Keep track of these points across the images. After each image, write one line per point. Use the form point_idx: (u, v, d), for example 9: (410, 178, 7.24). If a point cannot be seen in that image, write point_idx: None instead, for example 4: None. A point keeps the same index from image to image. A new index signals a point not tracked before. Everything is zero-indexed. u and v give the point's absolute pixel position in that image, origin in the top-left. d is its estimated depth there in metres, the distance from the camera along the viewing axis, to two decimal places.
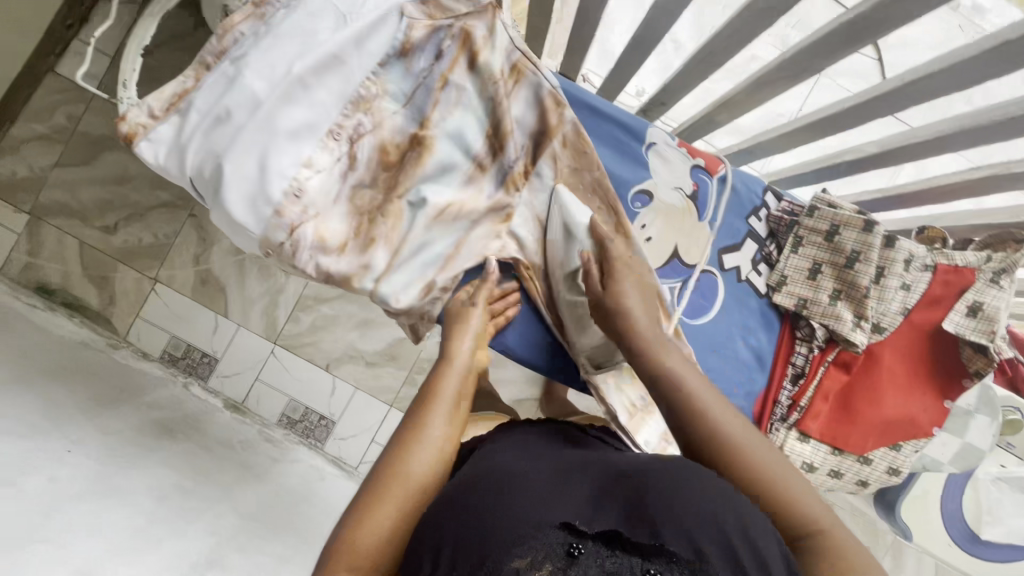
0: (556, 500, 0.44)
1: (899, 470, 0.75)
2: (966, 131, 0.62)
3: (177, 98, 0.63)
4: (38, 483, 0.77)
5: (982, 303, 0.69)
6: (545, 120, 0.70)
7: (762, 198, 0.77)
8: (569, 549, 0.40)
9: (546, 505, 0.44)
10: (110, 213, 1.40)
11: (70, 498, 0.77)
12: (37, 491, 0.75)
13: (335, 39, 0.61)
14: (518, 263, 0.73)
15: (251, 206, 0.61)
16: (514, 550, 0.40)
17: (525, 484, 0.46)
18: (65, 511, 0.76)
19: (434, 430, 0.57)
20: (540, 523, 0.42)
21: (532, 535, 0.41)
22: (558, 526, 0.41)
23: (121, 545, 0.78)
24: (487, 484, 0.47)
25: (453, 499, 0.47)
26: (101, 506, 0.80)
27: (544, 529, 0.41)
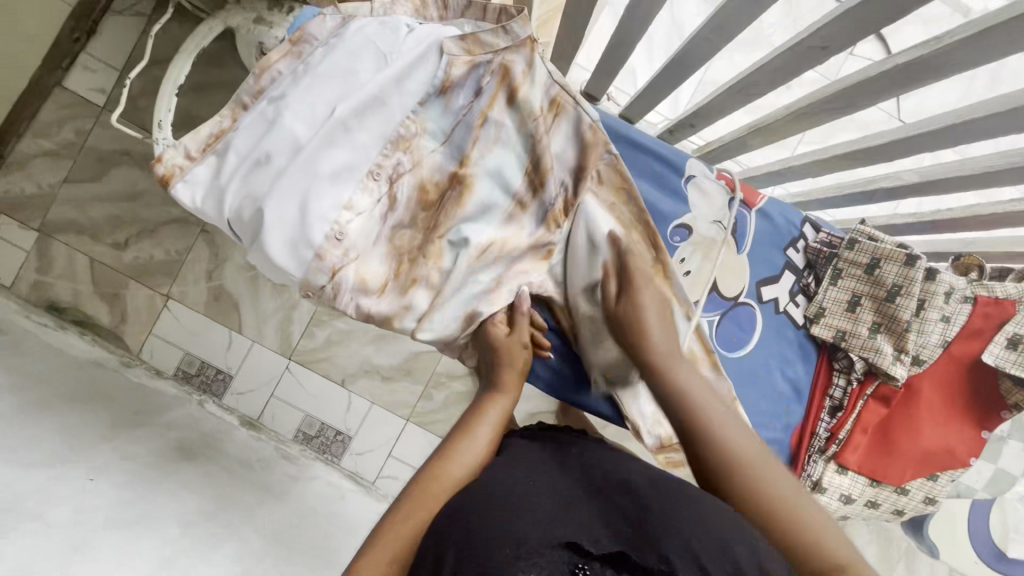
0: (565, 521, 0.46)
1: (936, 500, 0.74)
2: (1017, 168, 0.62)
3: (214, 139, 0.61)
4: (66, 518, 0.75)
5: (1023, 336, 0.69)
6: (586, 155, 0.66)
7: (801, 228, 0.77)
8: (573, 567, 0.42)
9: (553, 525, 0.45)
10: (120, 229, 1.38)
11: (96, 531, 0.76)
12: (63, 524, 0.74)
13: (377, 81, 0.61)
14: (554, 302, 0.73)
15: (292, 250, 0.60)
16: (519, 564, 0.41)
17: (532, 503, 0.48)
18: (93, 544, 0.75)
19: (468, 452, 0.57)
20: (546, 540, 0.43)
21: (536, 552, 0.42)
22: (560, 544, 0.43)
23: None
24: (494, 499, 0.48)
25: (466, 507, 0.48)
26: (127, 537, 0.79)
27: (549, 548, 0.42)
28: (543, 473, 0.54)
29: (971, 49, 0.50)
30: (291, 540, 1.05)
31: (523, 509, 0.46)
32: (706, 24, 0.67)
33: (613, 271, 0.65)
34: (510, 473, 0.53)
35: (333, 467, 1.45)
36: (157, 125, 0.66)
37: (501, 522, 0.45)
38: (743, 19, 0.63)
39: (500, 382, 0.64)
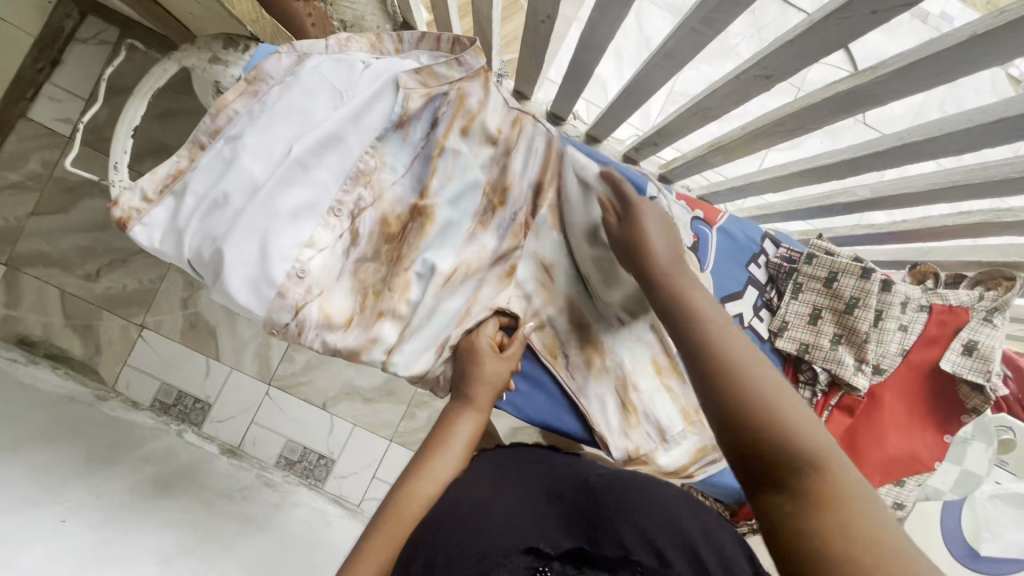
0: (528, 525, 0.48)
1: (904, 505, 0.76)
2: (958, 186, 0.64)
3: (171, 179, 0.61)
4: (39, 563, 0.74)
5: (977, 342, 0.71)
6: (546, 172, 0.70)
7: (761, 245, 0.79)
8: (532, 569, 0.43)
9: (514, 532, 0.47)
10: (92, 260, 1.37)
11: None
12: (34, 570, 0.73)
13: (333, 118, 0.61)
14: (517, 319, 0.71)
15: (253, 289, 0.60)
16: None
17: (491, 514, 0.49)
18: None
19: (433, 474, 0.58)
20: (507, 551, 0.44)
21: (499, 562, 0.43)
22: (522, 549, 0.44)
23: None
24: (459, 518, 0.50)
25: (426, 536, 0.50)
26: None
27: (511, 554, 0.44)
28: (511, 472, 0.58)
29: (908, 76, 0.51)
30: (274, 569, 1.04)
31: (482, 524, 0.48)
32: (657, 53, 0.69)
33: (611, 204, 0.64)
34: (479, 480, 0.57)
35: (315, 492, 1.44)
36: (113, 166, 0.63)
37: (466, 543, 0.46)
38: (691, 48, 0.64)
39: (473, 399, 0.64)
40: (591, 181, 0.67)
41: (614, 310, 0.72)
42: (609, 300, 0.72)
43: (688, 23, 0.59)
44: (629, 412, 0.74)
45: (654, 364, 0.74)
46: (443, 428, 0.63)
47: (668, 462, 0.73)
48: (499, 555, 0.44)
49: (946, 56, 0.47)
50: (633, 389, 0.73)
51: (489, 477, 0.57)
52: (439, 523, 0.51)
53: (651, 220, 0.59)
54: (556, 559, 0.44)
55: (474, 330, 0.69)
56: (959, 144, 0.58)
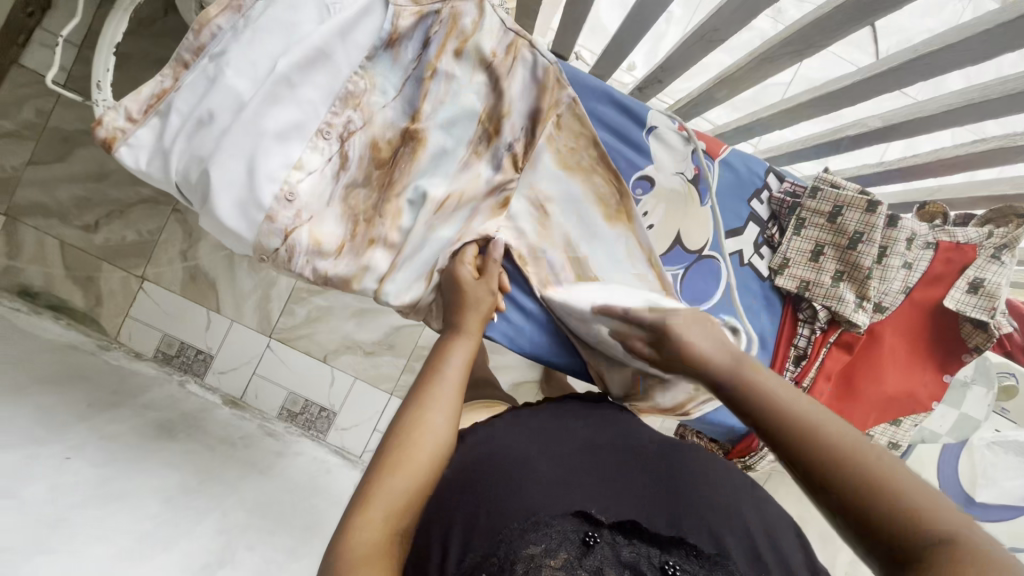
0: (570, 491, 0.50)
1: (899, 445, 0.77)
2: (973, 106, 0.61)
3: (155, 99, 0.60)
4: (42, 495, 0.76)
5: (983, 279, 0.69)
6: (542, 98, 0.67)
7: (764, 179, 0.75)
8: (585, 538, 0.46)
9: (557, 495, 0.49)
10: (90, 211, 1.37)
11: (74, 507, 0.77)
12: (39, 501, 0.75)
13: (319, 32, 0.58)
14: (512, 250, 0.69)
15: (241, 212, 0.59)
16: (530, 537, 0.45)
17: (535, 472, 0.51)
18: (72, 520, 0.76)
19: (440, 405, 0.55)
20: (555, 513, 0.47)
21: (546, 523, 0.46)
22: (571, 515, 0.47)
23: (129, 550, 0.78)
24: (503, 472, 0.51)
25: (468, 482, 0.51)
26: (107, 511, 0.80)
27: (558, 519, 0.46)
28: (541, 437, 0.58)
29: None
30: (275, 512, 1.07)
31: (530, 481, 0.50)
32: None
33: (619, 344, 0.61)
34: (510, 441, 0.56)
35: (318, 443, 1.46)
36: (95, 85, 0.61)
37: (510, 498, 0.49)
38: None
39: (464, 325, 0.62)
40: (587, 317, 0.64)
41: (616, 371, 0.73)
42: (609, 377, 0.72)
43: None
44: None
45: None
46: (436, 357, 0.59)
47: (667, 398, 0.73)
48: (549, 515, 0.46)
49: None
50: None
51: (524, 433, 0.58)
52: (480, 475, 0.52)
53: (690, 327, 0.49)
54: (607, 526, 0.47)
55: (456, 255, 0.66)
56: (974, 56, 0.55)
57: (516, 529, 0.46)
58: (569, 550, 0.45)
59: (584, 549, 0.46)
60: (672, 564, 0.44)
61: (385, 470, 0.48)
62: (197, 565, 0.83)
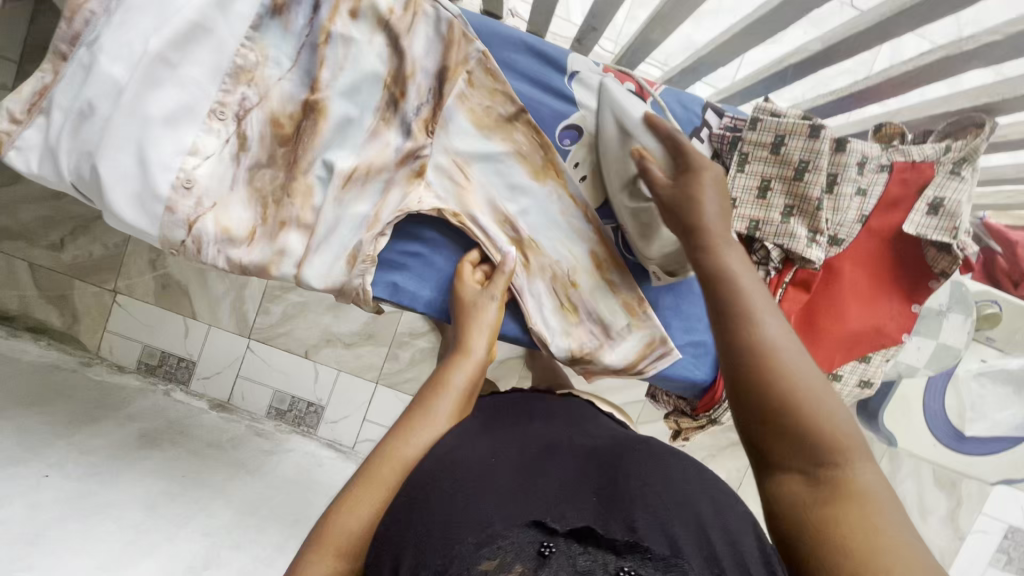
0: (528, 497, 0.42)
1: (871, 382, 0.73)
2: (909, 10, 0.56)
3: (38, 97, 0.58)
4: (19, 513, 0.76)
5: (943, 198, 0.65)
6: (449, 54, 0.63)
7: (702, 116, 0.70)
8: (541, 548, 0.38)
9: (514, 504, 0.42)
10: (54, 229, 1.37)
11: (52, 523, 0.77)
12: (14, 521, 0.75)
13: (192, 4, 0.55)
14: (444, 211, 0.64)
15: (140, 205, 0.57)
16: (482, 552, 0.38)
17: (487, 476, 0.44)
18: (49, 536, 0.76)
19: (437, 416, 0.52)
20: (511, 522, 0.40)
21: (500, 535, 0.39)
22: (528, 524, 0.40)
23: (109, 559, 0.78)
24: (445, 476, 0.44)
25: (410, 488, 0.44)
26: (87, 523, 0.80)
27: (514, 530, 0.39)
28: (500, 435, 0.52)
29: None
30: (266, 509, 1.07)
31: (479, 487, 0.43)
32: None
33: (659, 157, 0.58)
34: (463, 439, 0.49)
35: (309, 438, 1.46)
36: None
37: (457, 511, 0.41)
38: None
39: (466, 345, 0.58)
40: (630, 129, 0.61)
41: (652, 265, 0.70)
42: (647, 255, 0.68)
43: None
44: (568, 312, 0.70)
45: (591, 260, 0.71)
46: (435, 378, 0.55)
47: (617, 359, 0.71)
48: (503, 526, 0.39)
49: None
50: (573, 287, 0.70)
51: (475, 430, 0.52)
52: (428, 481, 0.44)
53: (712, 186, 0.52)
54: (563, 535, 0.40)
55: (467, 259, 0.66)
56: None
57: (463, 546, 0.38)
58: (523, 562, 0.37)
59: (541, 560, 0.38)
60: (628, 570, 0.37)
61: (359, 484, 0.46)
62: (183, 567, 0.83)
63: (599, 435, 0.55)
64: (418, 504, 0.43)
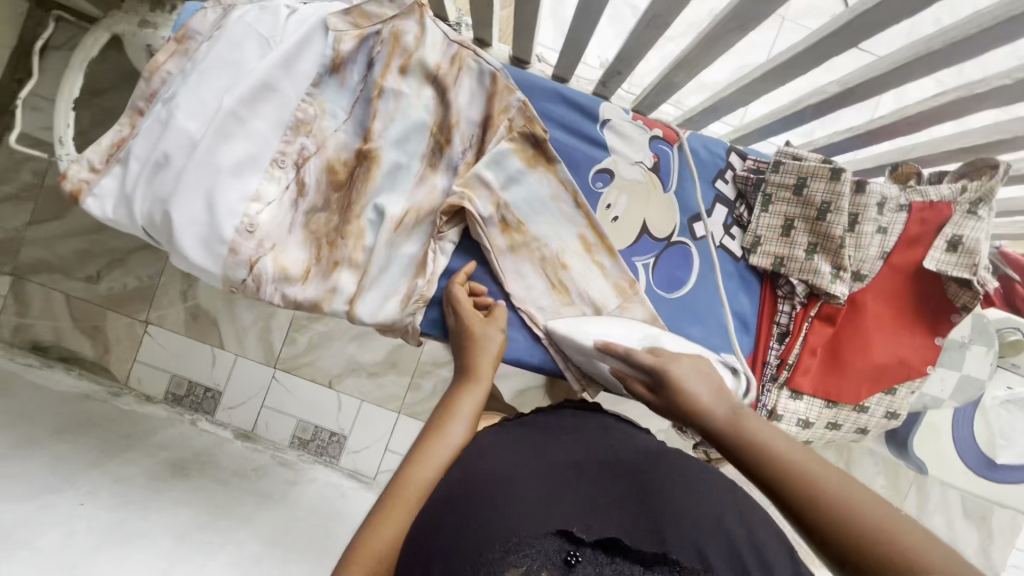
0: (553, 508, 0.47)
1: (897, 415, 0.75)
2: (922, 58, 0.60)
3: (115, 148, 0.63)
4: (58, 541, 0.78)
5: (961, 236, 0.68)
6: (491, 105, 0.67)
7: (726, 159, 0.74)
8: (566, 557, 0.44)
9: (542, 514, 0.46)
10: (92, 262, 1.42)
11: (88, 552, 0.78)
12: (53, 549, 0.76)
13: (262, 66, 0.60)
14: (454, 275, 0.69)
15: (207, 248, 0.61)
16: (510, 559, 0.42)
17: (518, 485, 0.49)
18: (85, 565, 0.77)
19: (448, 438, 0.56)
20: (540, 531, 0.44)
21: (525, 542, 0.43)
22: (553, 534, 0.44)
23: None
24: (483, 486, 0.49)
25: (452, 496, 0.49)
26: (122, 552, 0.81)
27: (542, 539, 0.44)
28: (525, 444, 0.56)
29: None
30: (290, 540, 1.07)
31: (508, 496, 0.47)
32: None
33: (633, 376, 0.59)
34: (494, 454, 0.54)
35: (331, 468, 1.47)
36: (57, 140, 0.64)
37: (490, 518, 0.45)
38: None
39: (475, 373, 0.62)
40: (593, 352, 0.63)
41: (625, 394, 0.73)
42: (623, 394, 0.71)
43: None
44: (563, 294, 0.71)
45: (581, 242, 0.71)
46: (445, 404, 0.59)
47: None
48: (531, 534, 0.44)
49: None
50: (562, 268, 0.70)
51: (506, 443, 0.56)
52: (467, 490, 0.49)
53: (696, 386, 0.52)
54: (588, 544, 0.45)
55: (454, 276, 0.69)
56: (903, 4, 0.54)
57: (495, 550, 0.43)
58: (550, 569, 0.43)
59: (567, 568, 0.43)
60: None
61: (388, 508, 0.50)
62: None
63: (623, 439, 0.59)
64: (456, 509, 0.47)
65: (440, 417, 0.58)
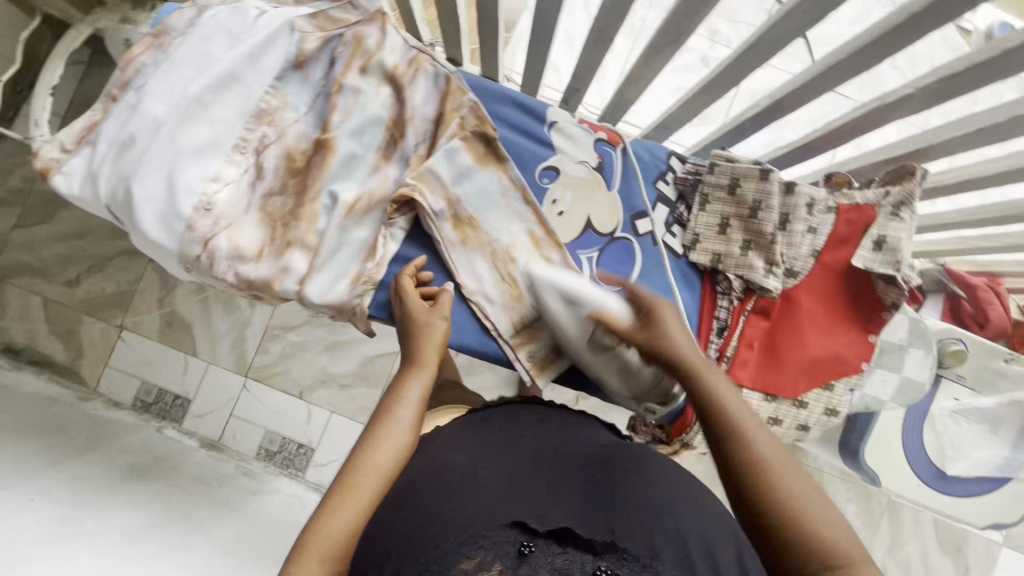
0: (506, 503, 0.46)
1: (836, 411, 0.76)
2: (832, 68, 0.66)
3: (87, 131, 0.67)
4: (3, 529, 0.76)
5: (886, 236, 0.72)
6: (444, 104, 0.72)
7: (667, 163, 0.79)
8: (520, 548, 0.41)
9: (496, 509, 0.45)
10: (72, 266, 1.45)
11: (32, 544, 0.76)
12: None
13: (229, 58, 0.65)
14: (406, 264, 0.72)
15: (164, 224, 0.64)
16: (463, 551, 0.41)
17: (474, 484, 0.49)
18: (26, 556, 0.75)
19: (393, 430, 0.57)
20: (494, 523, 0.43)
21: (478, 534, 0.42)
22: (507, 525, 0.43)
23: None
24: (440, 485, 0.49)
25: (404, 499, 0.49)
26: (67, 547, 0.79)
27: (495, 530, 0.43)
28: (483, 446, 0.56)
29: None
30: (246, 548, 1.05)
31: (464, 497, 0.47)
32: None
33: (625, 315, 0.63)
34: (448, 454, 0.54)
35: (297, 481, 1.45)
36: (33, 123, 0.68)
37: (444, 514, 0.45)
38: None
39: (421, 360, 0.64)
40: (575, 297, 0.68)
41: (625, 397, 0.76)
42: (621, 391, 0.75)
43: None
44: (509, 284, 0.73)
45: (530, 238, 0.74)
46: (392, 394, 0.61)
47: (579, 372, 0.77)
48: (485, 526, 0.43)
49: None
50: (509, 260, 0.73)
51: (463, 445, 0.56)
52: (420, 490, 0.49)
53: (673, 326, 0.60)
54: (543, 535, 0.43)
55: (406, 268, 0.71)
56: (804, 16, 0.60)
57: (450, 544, 0.42)
58: (503, 561, 0.40)
59: (520, 559, 0.41)
60: (605, 568, 0.41)
61: (338, 498, 0.51)
62: None
63: (587, 438, 0.60)
64: (411, 508, 0.48)
65: (387, 408, 0.59)
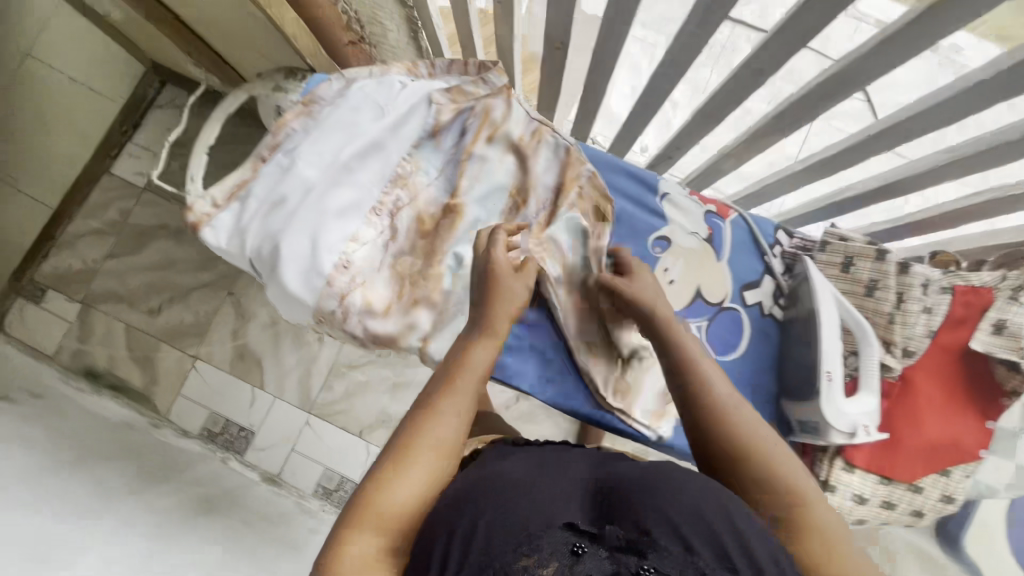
0: (556, 500, 0.43)
1: (953, 498, 0.74)
2: (959, 160, 0.64)
3: (238, 186, 0.68)
4: (96, 567, 0.68)
5: (1006, 320, 0.70)
6: (565, 173, 0.76)
7: (774, 236, 0.80)
8: (573, 548, 0.39)
9: (546, 507, 0.42)
10: (156, 295, 1.36)
11: None
12: None
13: (376, 129, 0.70)
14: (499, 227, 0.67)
15: (306, 280, 0.66)
16: (521, 550, 0.38)
17: (517, 480, 0.46)
18: None
19: (447, 411, 0.51)
20: (546, 523, 0.40)
21: (536, 534, 0.40)
22: (560, 526, 0.40)
23: None
24: (486, 482, 0.46)
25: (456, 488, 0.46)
26: None
27: (548, 531, 0.40)
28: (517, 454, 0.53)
29: (879, 55, 0.57)
30: None
31: (515, 494, 0.43)
32: (662, 64, 0.74)
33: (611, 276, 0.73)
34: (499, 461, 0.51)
35: None
36: (188, 179, 0.71)
37: (501, 510, 0.42)
38: (691, 56, 0.70)
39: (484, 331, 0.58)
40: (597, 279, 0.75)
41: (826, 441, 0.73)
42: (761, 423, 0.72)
43: (685, 28, 0.65)
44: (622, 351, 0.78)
45: None
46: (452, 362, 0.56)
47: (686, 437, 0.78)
48: (538, 526, 0.40)
49: (907, 33, 0.53)
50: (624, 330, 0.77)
51: (507, 455, 0.53)
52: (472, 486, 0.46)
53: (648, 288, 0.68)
54: (592, 537, 0.41)
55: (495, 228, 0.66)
56: (940, 116, 0.60)
57: (503, 540, 0.39)
58: (558, 560, 0.38)
59: (574, 559, 0.39)
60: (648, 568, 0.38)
61: (391, 470, 0.47)
62: None
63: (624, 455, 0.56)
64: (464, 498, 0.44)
65: (441, 382, 0.55)
